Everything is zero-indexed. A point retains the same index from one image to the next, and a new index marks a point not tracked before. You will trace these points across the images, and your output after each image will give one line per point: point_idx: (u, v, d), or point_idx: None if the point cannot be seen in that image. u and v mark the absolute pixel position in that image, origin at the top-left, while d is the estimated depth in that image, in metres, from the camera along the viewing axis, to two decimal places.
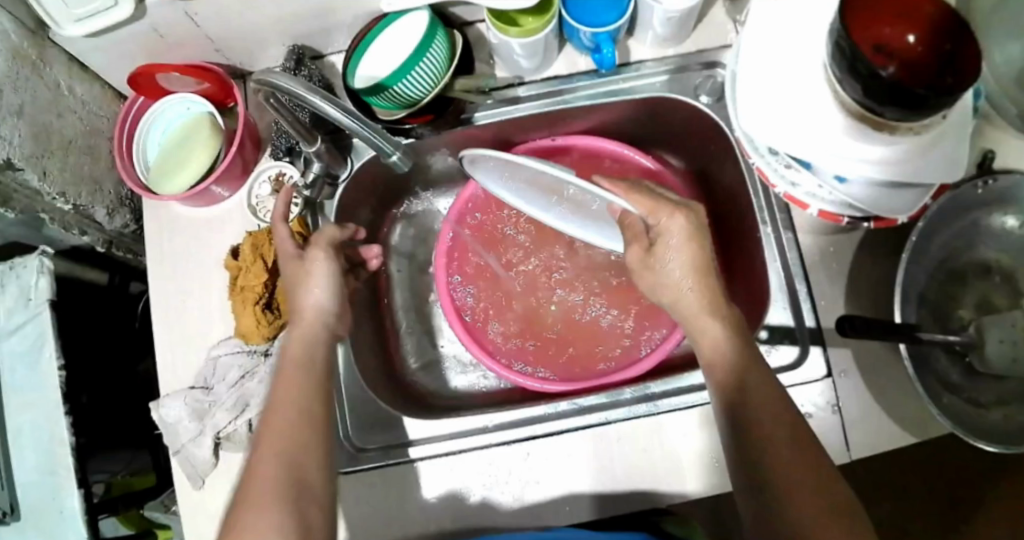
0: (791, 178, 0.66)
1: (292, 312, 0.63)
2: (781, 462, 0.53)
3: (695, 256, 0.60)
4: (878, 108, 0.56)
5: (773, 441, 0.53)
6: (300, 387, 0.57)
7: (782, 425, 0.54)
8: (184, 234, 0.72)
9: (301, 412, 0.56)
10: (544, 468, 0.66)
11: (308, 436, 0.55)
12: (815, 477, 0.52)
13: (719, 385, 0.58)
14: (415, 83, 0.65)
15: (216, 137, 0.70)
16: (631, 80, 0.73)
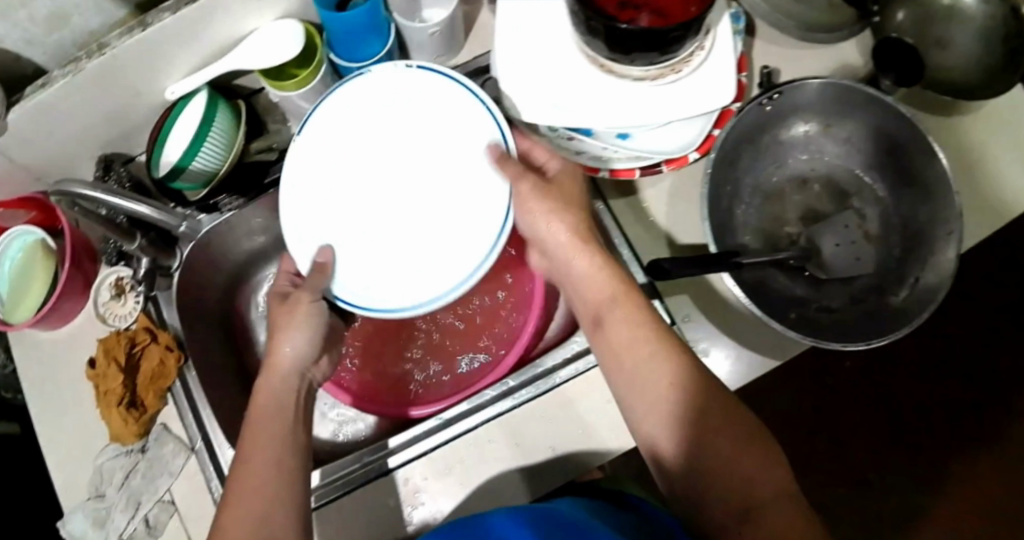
0: (577, 148, 0.68)
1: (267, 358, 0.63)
2: (699, 418, 0.51)
3: (577, 222, 0.61)
4: (629, 55, 0.60)
5: (691, 394, 0.52)
6: (267, 436, 0.56)
7: (696, 374, 0.53)
8: (51, 358, 0.75)
9: (273, 461, 0.55)
10: (452, 475, 0.67)
11: (282, 486, 0.54)
12: (744, 427, 0.51)
13: (622, 343, 0.56)
14: (208, 158, 0.68)
15: (49, 260, 0.73)
16: None
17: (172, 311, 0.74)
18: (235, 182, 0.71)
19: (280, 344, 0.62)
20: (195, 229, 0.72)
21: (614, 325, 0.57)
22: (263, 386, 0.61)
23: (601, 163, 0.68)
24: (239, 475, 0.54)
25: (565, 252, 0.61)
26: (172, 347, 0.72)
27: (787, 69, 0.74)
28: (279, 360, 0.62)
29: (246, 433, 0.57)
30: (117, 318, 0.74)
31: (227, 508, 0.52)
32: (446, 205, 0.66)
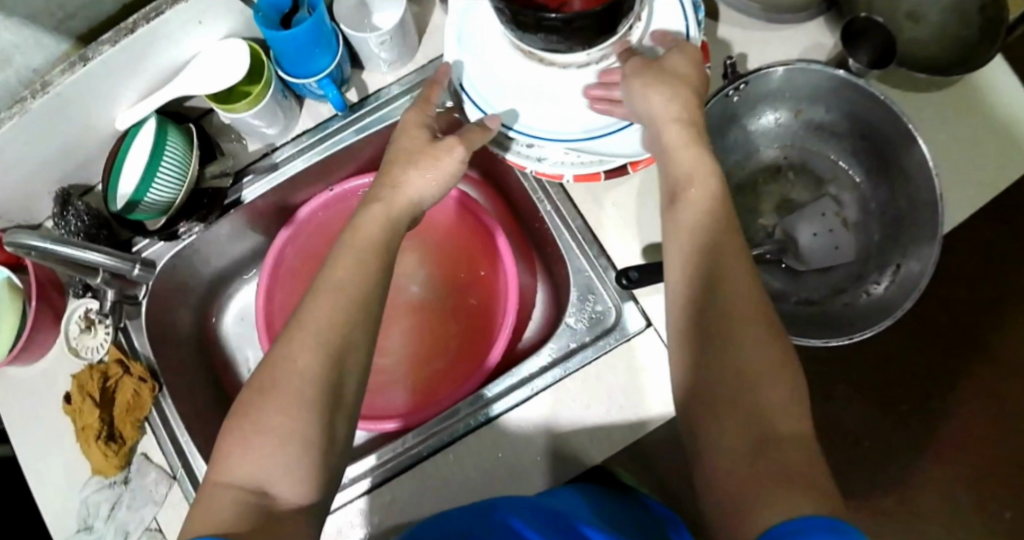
0: (537, 154, 0.65)
1: (386, 183, 0.59)
2: (741, 331, 0.49)
3: (689, 100, 0.56)
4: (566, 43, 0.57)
5: (744, 305, 0.50)
6: (360, 273, 0.54)
7: (743, 285, 0.50)
8: (25, 393, 0.75)
9: (357, 307, 0.53)
10: (470, 461, 0.66)
11: (360, 336, 0.52)
12: (776, 347, 0.48)
13: (696, 221, 0.53)
14: (162, 191, 0.68)
15: (16, 297, 0.73)
16: (378, 108, 0.73)
17: (145, 343, 0.73)
18: (193, 208, 0.70)
19: (407, 177, 0.59)
20: (150, 272, 0.73)
21: (685, 205, 0.54)
22: (375, 210, 0.58)
23: (567, 168, 0.64)
24: (327, 297, 0.53)
25: (661, 123, 0.56)
26: (145, 378, 0.71)
27: (752, 58, 0.72)
28: (401, 191, 0.59)
29: (341, 259, 0.55)
30: (89, 350, 0.73)
31: (305, 332, 0.52)
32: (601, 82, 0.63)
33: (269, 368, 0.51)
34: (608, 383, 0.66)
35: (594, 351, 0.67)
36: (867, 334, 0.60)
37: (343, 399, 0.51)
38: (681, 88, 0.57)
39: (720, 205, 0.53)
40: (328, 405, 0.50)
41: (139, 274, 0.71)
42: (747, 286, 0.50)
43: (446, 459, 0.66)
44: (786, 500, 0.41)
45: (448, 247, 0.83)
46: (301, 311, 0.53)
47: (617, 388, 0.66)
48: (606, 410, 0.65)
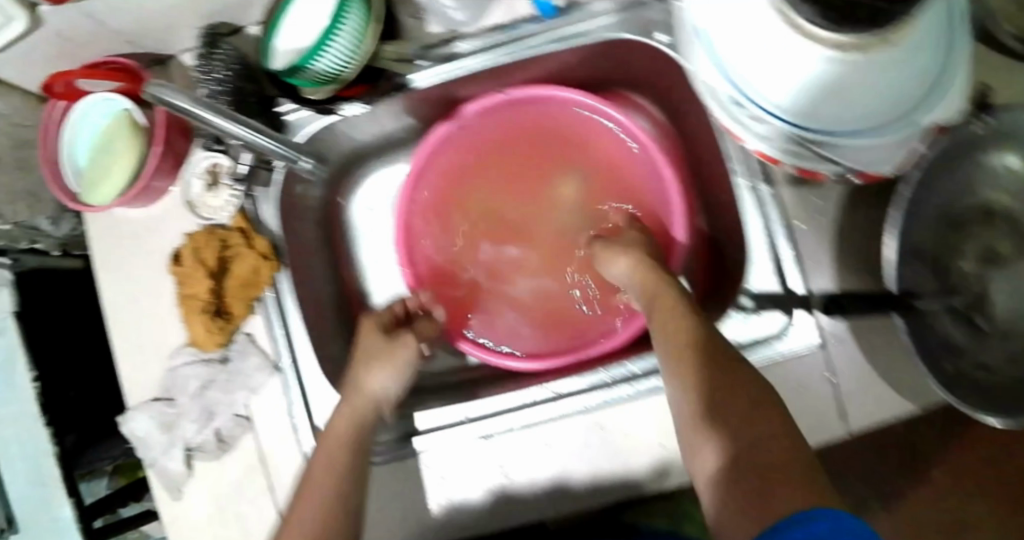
0: (759, 129, 0.57)
1: (350, 383, 0.62)
2: (767, 443, 0.49)
3: (677, 309, 0.59)
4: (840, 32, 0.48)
5: (758, 418, 0.51)
6: (330, 473, 0.57)
7: (751, 395, 0.52)
8: (127, 240, 0.69)
9: (332, 511, 0.55)
10: (564, 444, 0.62)
11: (344, 519, 0.55)
12: (798, 459, 0.48)
13: (677, 353, 0.56)
14: (332, 61, 0.58)
15: (137, 136, 0.65)
16: (579, 21, 0.61)
17: (271, 213, 0.67)
18: (365, 83, 0.62)
19: (370, 378, 0.62)
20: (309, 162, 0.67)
21: (672, 356, 0.56)
22: (342, 409, 0.60)
23: (790, 157, 0.57)
24: (306, 492, 0.57)
25: (657, 334, 0.59)
26: (267, 256, 0.65)
27: (1014, 85, 0.63)
28: (365, 389, 0.62)
29: (318, 458, 0.58)
30: (209, 210, 0.66)
31: (297, 521, 0.55)
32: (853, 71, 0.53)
33: None
34: None
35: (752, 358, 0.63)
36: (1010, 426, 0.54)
37: None
38: (662, 318, 0.59)
39: (706, 348, 0.55)
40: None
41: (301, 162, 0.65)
42: (746, 394, 0.52)
43: (543, 445, 0.62)
44: None
45: (601, 184, 0.72)
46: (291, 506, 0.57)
47: None
48: None
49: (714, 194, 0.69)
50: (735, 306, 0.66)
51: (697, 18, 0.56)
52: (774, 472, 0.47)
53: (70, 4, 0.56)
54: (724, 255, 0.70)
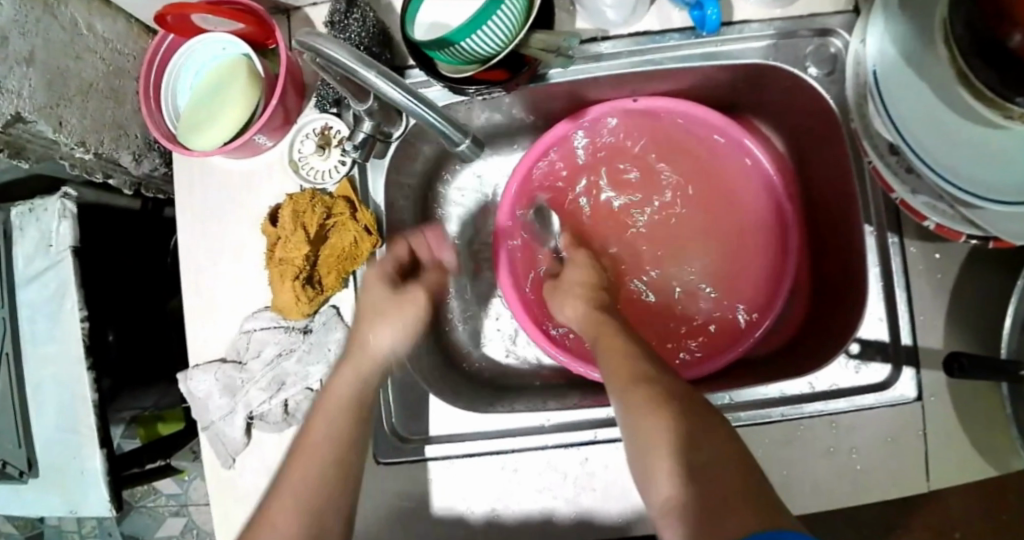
0: (910, 181, 0.58)
1: (356, 340, 0.60)
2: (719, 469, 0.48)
3: (626, 342, 0.59)
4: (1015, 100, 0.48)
5: (714, 441, 0.50)
6: (329, 424, 0.56)
7: (702, 420, 0.52)
8: (219, 190, 0.67)
9: (327, 471, 0.54)
10: (611, 471, 0.62)
11: (344, 473, 0.55)
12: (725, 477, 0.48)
13: (624, 380, 0.55)
14: (483, 41, 0.57)
15: (255, 86, 0.62)
16: (731, 43, 0.64)
17: (378, 186, 0.67)
18: (504, 70, 0.61)
19: (376, 334, 0.60)
20: (476, 150, 0.56)
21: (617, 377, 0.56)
22: (346, 370, 0.58)
23: (934, 213, 0.57)
24: (301, 458, 0.55)
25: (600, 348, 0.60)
26: (369, 230, 0.65)
27: None
28: (366, 350, 0.60)
29: (317, 416, 0.57)
30: (315, 174, 0.66)
31: (286, 482, 0.54)
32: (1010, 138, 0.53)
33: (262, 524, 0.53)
34: (847, 438, 0.63)
35: (846, 403, 0.63)
36: None
37: None
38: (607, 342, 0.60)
39: (654, 378, 0.55)
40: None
41: (465, 149, 0.55)
42: (699, 417, 0.52)
43: (581, 460, 0.63)
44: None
45: (717, 203, 0.74)
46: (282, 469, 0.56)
47: (852, 446, 0.62)
48: (831, 467, 0.62)
49: (827, 233, 0.71)
50: (842, 352, 0.65)
51: (875, 59, 0.59)
52: (724, 496, 0.47)
53: None
54: (824, 291, 0.72)
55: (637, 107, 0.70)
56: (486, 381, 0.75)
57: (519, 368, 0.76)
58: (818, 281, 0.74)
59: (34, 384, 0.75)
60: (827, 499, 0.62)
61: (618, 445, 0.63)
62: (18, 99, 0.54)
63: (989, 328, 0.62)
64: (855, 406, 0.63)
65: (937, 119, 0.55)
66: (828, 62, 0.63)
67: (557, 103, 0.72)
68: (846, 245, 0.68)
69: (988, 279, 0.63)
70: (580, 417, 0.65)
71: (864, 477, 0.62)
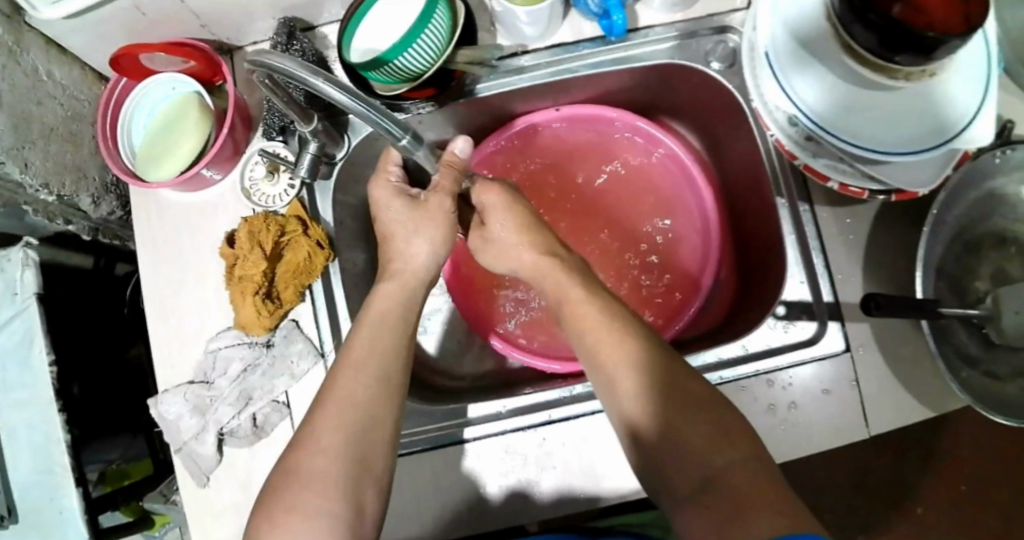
0: (811, 149, 0.65)
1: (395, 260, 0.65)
2: (722, 455, 0.50)
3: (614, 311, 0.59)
4: (891, 57, 0.55)
5: (720, 426, 0.52)
6: (382, 346, 0.59)
7: (699, 402, 0.53)
8: (176, 221, 0.70)
9: (379, 381, 0.57)
10: (564, 450, 0.66)
11: (383, 409, 0.56)
12: (733, 462, 0.50)
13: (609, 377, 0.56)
14: (416, 57, 0.61)
15: (205, 118, 0.67)
16: (637, 47, 0.70)
17: (328, 206, 0.71)
18: (433, 87, 0.65)
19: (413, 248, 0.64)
20: (415, 146, 0.62)
21: (601, 370, 0.57)
22: (388, 289, 0.62)
23: (836, 173, 0.65)
24: (334, 405, 0.55)
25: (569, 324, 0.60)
26: (322, 245, 0.68)
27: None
28: (409, 266, 0.64)
29: (359, 338, 0.59)
30: (266, 199, 0.69)
31: (322, 422, 0.54)
32: (902, 107, 0.60)
33: (294, 458, 0.54)
34: (785, 394, 0.67)
35: (781, 361, 0.67)
36: (1005, 420, 0.62)
37: (371, 473, 0.54)
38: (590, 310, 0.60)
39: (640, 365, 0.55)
40: (353, 480, 0.53)
41: (407, 144, 0.60)
42: (695, 404, 0.53)
43: (539, 440, 0.66)
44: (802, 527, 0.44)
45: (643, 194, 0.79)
46: (313, 411, 0.56)
47: (791, 401, 0.66)
48: (774, 421, 0.66)
49: (744, 209, 0.77)
50: (770, 314, 0.69)
51: (766, 43, 0.64)
52: (735, 492, 0.48)
53: None
54: (749, 265, 0.78)
55: (560, 116, 0.76)
56: (453, 387, 0.78)
57: (481, 374, 0.80)
58: (742, 259, 0.79)
59: (7, 429, 0.76)
60: (774, 452, 0.66)
61: (572, 423, 0.66)
62: None
63: (905, 280, 0.67)
64: (788, 363, 0.67)
65: (838, 96, 0.61)
66: (729, 57, 0.69)
67: (490, 117, 0.77)
68: (765, 222, 0.74)
69: (897, 235, 0.68)
70: (537, 400, 0.68)
71: (807, 428, 0.66)
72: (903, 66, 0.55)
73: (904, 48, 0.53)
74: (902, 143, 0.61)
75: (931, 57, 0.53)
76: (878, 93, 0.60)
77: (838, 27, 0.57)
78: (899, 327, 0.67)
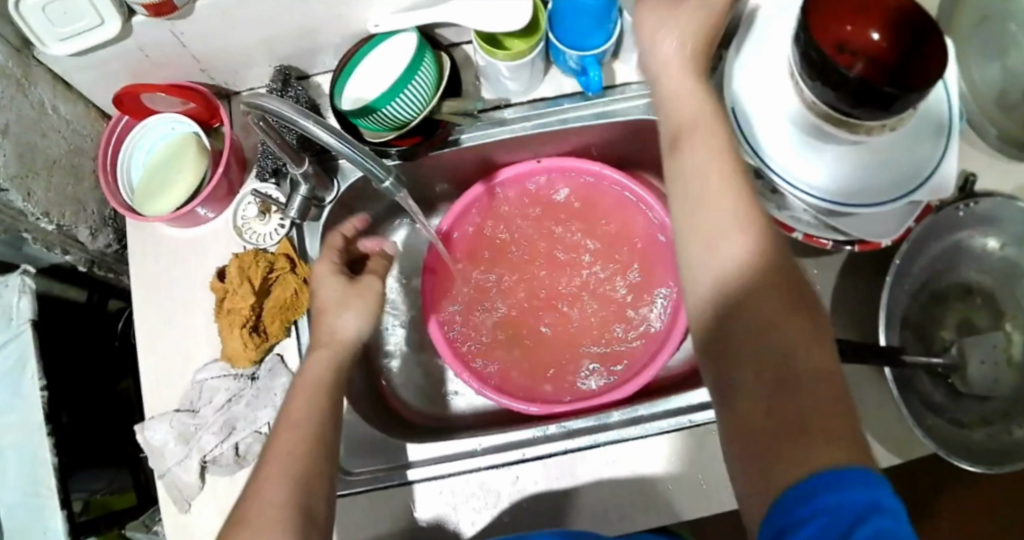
0: (778, 202, 0.68)
1: (322, 330, 0.65)
2: (799, 355, 0.41)
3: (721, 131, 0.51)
4: (850, 112, 0.58)
5: (802, 321, 0.43)
6: (310, 403, 0.59)
7: (789, 290, 0.44)
8: (169, 253, 0.73)
9: (314, 436, 0.57)
10: (534, 489, 0.68)
11: (320, 458, 0.56)
12: (808, 368, 0.41)
13: (702, 188, 0.48)
14: (403, 106, 0.64)
15: (202, 158, 0.70)
16: (616, 102, 0.73)
17: (316, 245, 0.73)
18: (420, 134, 0.69)
19: (343, 322, 0.65)
20: (397, 190, 0.64)
21: (690, 164, 0.50)
22: (320, 355, 0.63)
23: (798, 225, 0.67)
24: (276, 454, 0.55)
25: (666, 73, 0.55)
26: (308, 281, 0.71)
27: (992, 178, 0.73)
28: (337, 333, 0.65)
29: (296, 396, 0.60)
30: (258, 236, 0.72)
31: (267, 474, 0.54)
32: (865, 160, 0.64)
33: (244, 506, 0.53)
34: None
35: None
36: (969, 466, 0.63)
37: (316, 514, 0.54)
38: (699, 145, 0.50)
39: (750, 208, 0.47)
40: (303, 526, 0.52)
41: (389, 186, 0.62)
42: (782, 287, 0.44)
43: (512, 479, 0.68)
44: (832, 453, 0.37)
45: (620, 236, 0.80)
46: (256, 469, 0.55)
47: None
48: None
49: None
50: None
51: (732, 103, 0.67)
52: (794, 407, 0.40)
53: (167, 22, 0.61)
54: None
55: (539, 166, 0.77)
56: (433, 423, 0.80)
57: (459, 411, 0.81)
58: None
59: None
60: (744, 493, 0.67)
61: (543, 463, 0.68)
62: None
63: (870, 328, 0.70)
64: None
65: (807, 151, 0.64)
66: None
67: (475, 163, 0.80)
68: None
69: (863, 286, 0.71)
70: (513, 439, 0.70)
71: None
72: (864, 120, 0.58)
73: (864, 102, 0.55)
74: (865, 193, 0.64)
75: (893, 111, 0.56)
76: (845, 147, 0.63)
77: (804, 83, 0.60)
78: (866, 373, 0.69)
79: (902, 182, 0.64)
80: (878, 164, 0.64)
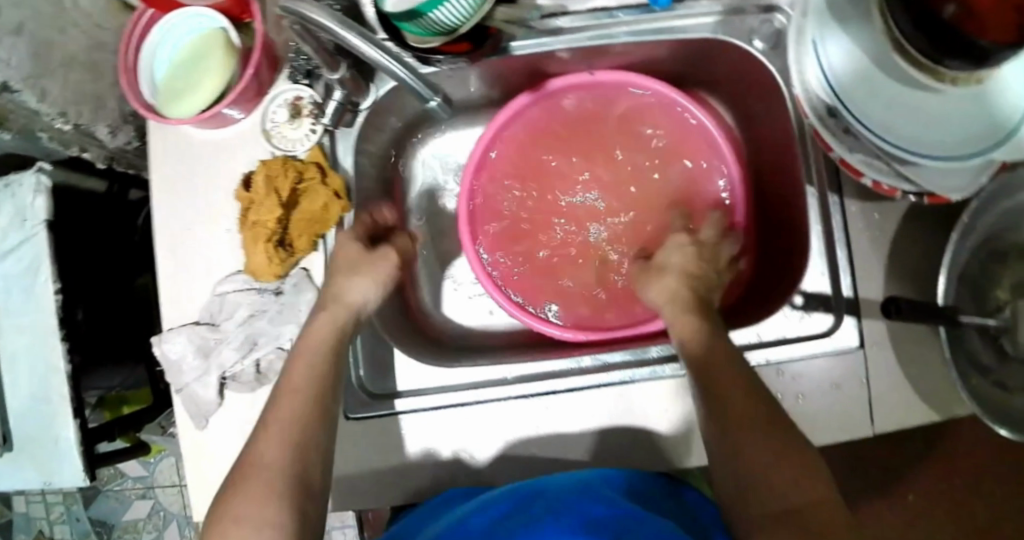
0: (849, 144, 0.63)
1: (332, 294, 0.62)
2: (798, 479, 0.49)
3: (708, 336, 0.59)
4: (942, 60, 0.53)
5: (795, 444, 0.51)
6: (312, 365, 0.56)
7: (778, 428, 0.52)
8: (193, 158, 0.69)
9: (313, 401, 0.54)
10: (564, 422, 0.65)
11: (317, 427, 0.53)
12: (809, 485, 0.48)
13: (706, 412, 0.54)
14: (453, 11, 0.59)
15: (230, 57, 0.65)
16: (682, 18, 0.68)
17: (348, 155, 0.70)
18: (469, 42, 0.63)
19: (353, 287, 0.62)
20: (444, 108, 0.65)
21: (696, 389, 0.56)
22: (324, 318, 0.60)
23: (870, 169, 0.63)
24: (275, 420, 0.52)
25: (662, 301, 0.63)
26: (340, 195, 0.68)
27: None
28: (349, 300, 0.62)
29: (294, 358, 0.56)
30: (287, 142, 0.68)
31: (264, 438, 0.51)
32: (943, 114, 0.60)
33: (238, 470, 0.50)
34: (794, 384, 0.66)
35: (793, 351, 0.67)
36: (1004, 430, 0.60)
37: (313, 484, 0.51)
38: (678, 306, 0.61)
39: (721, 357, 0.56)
40: (298, 489, 0.49)
41: (435, 105, 0.62)
42: (767, 424, 0.52)
43: (543, 407, 0.65)
44: None
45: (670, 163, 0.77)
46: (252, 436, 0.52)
47: (799, 393, 0.66)
48: None
49: (773, 193, 0.75)
50: (787, 303, 0.69)
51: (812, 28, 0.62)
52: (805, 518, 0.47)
53: None
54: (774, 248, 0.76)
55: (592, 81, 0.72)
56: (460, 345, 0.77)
57: (483, 327, 0.79)
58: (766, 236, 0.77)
59: (10, 354, 0.76)
60: None
61: (575, 395, 0.65)
62: (7, 69, 0.58)
63: (927, 281, 0.66)
64: (794, 357, 0.66)
65: (884, 95, 0.60)
66: (773, 37, 0.67)
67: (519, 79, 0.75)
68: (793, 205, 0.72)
69: (923, 237, 0.67)
70: (542, 371, 0.67)
71: (812, 420, 0.65)
72: (953, 70, 0.53)
73: (955, 50, 0.51)
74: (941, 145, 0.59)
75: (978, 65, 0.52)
76: (921, 93, 0.59)
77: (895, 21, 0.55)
78: (916, 329, 0.66)
79: (986, 138, 0.59)
80: (957, 122, 0.59)
